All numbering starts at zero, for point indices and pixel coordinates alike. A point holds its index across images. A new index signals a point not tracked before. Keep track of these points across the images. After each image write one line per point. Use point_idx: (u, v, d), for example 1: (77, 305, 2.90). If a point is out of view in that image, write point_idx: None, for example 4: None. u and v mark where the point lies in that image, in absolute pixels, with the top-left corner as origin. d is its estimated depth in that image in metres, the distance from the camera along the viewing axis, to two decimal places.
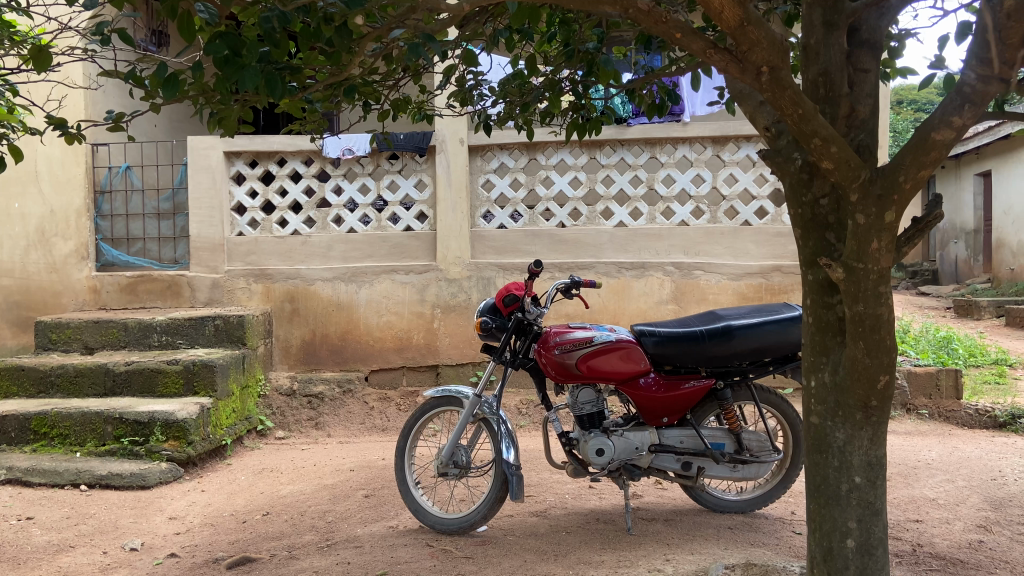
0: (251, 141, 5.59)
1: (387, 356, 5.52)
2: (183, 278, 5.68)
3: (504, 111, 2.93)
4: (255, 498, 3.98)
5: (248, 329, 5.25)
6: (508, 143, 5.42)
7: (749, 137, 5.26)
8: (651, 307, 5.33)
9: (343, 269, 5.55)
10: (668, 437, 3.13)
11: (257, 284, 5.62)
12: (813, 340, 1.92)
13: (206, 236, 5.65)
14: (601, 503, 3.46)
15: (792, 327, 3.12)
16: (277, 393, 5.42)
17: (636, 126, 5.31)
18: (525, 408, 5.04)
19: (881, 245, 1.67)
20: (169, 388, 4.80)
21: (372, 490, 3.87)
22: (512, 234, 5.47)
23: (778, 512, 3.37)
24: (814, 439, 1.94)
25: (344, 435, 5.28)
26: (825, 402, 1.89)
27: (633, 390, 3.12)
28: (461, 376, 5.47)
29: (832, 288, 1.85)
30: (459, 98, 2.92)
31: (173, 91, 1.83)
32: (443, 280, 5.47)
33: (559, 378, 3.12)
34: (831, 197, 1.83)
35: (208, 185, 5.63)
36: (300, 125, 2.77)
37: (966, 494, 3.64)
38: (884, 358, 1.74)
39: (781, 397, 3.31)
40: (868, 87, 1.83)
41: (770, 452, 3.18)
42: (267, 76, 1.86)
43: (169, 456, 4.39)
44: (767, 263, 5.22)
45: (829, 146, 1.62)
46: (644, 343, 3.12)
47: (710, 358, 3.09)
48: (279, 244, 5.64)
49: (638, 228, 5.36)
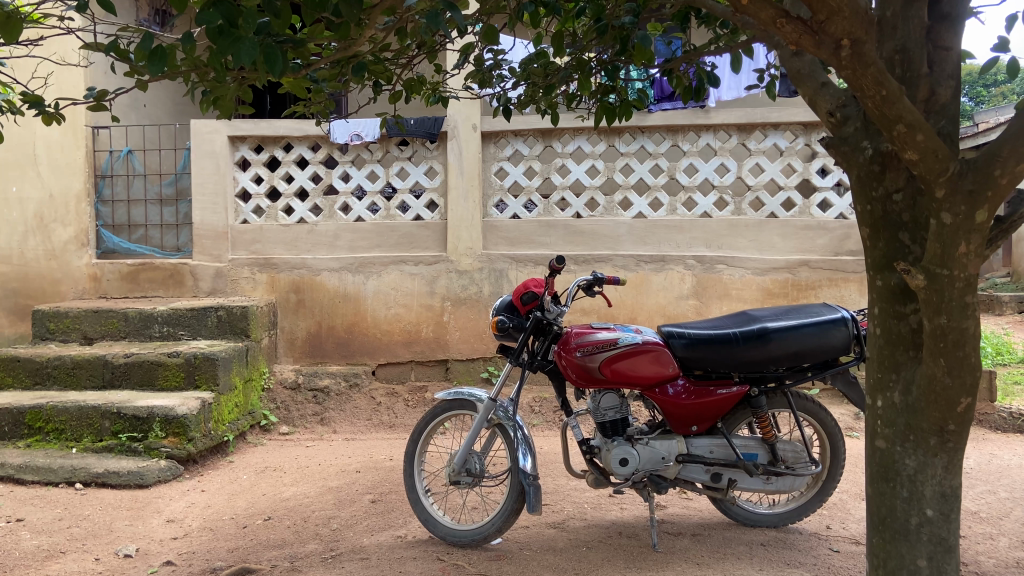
0: (256, 125, 5.38)
1: (395, 349, 5.32)
2: (186, 266, 5.48)
3: (526, 94, 2.69)
4: (256, 500, 3.79)
5: (252, 321, 5.05)
6: (525, 129, 5.19)
7: (777, 124, 5.00)
8: (671, 302, 5.10)
9: (350, 260, 5.34)
10: (697, 447, 2.92)
11: (262, 274, 5.42)
12: (881, 355, 1.72)
13: (209, 223, 5.45)
14: (622, 515, 3.26)
15: (832, 330, 2.91)
16: (282, 387, 5.24)
17: (657, 113, 5.07)
18: (537, 405, 4.83)
19: (970, 250, 1.45)
20: (169, 381, 4.61)
21: (380, 495, 3.67)
22: (526, 225, 5.24)
23: (812, 527, 3.16)
24: (880, 465, 1.74)
25: (350, 432, 5.09)
26: (894, 425, 1.69)
27: (659, 396, 2.89)
28: (471, 372, 5.26)
29: (905, 296, 1.64)
30: (478, 79, 2.65)
31: (160, 69, 1.63)
32: (454, 272, 5.25)
33: (581, 382, 2.90)
34: (905, 192, 1.62)
35: (212, 170, 5.43)
36: (305, 106, 2.55)
37: (1010, 508, 3.41)
38: (967, 378, 1.52)
39: (818, 404, 3.10)
40: (950, 67, 1.60)
41: (806, 463, 2.98)
42: (266, 51, 1.63)
43: (168, 453, 4.21)
44: (793, 257, 4.98)
45: (914, 134, 1.40)
46: (673, 346, 2.90)
47: (743, 363, 2.86)
48: (284, 233, 5.43)
49: (658, 220, 5.12)
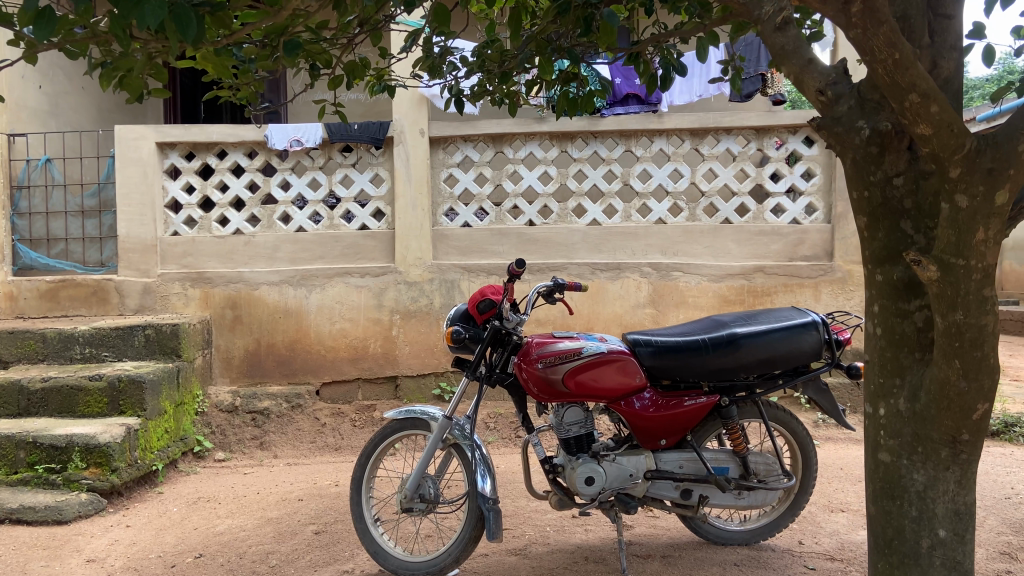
0: (187, 130, 5.06)
1: (341, 366, 5.03)
2: (111, 282, 5.09)
3: (480, 84, 2.47)
4: (187, 535, 3.45)
5: (184, 340, 4.71)
6: (474, 134, 4.99)
7: (730, 129, 4.89)
8: (627, 311, 4.93)
9: (291, 272, 5.05)
10: (666, 462, 2.73)
11: (194, 289, 5.08)
12: (885, 358, 1.76)
13: (136, 236, 5.09)
14: (587, 537, 3.05)
15: (802, 334, 2.75)
16: (217, 410, 4.90)
17: (609, 118, 4.91)
18: (492, 421, 4.60)
19: (988, 237, 1.38)
20: (91, 407, 4.24)
21: (324, 525, 3.38)
22: (477, 233, 5.03)
23: (785, 543, 3.00)
24: (887, 481, 1.77)
25: (291, 456, 4.77)
26: (901, 436, 1.73)
27: (625, 409, 2.69)
28: (422, 389, 5.00)
29: (910, 293, 1.67)
30: (427, 66, 2.39)
31: (49, 34, 1.38)
32: (402, 283, 5.00)
33: (543, 396, 2.68)
34: (906, 175, 1.63)
35: (139, 179, 5.08)
36: (232, 94, 2.30)
37: (982, 516, 3.29)
38: (985, 382, 1.48)
39: (790, 413, 2.94)
40: (952, 37, 1.59)
41: (779, 476, 2.81)
42: (176, 12, 1.37)
43: (90, 485, 3.84)
44: (749, 263, 4.87)
45: (928, 104, 1.34)
46: (640, 355, 2.71)
47: (713, 372, 2.69)
48: (219, 245, 5.12)
49: (613, 227, 4.95)
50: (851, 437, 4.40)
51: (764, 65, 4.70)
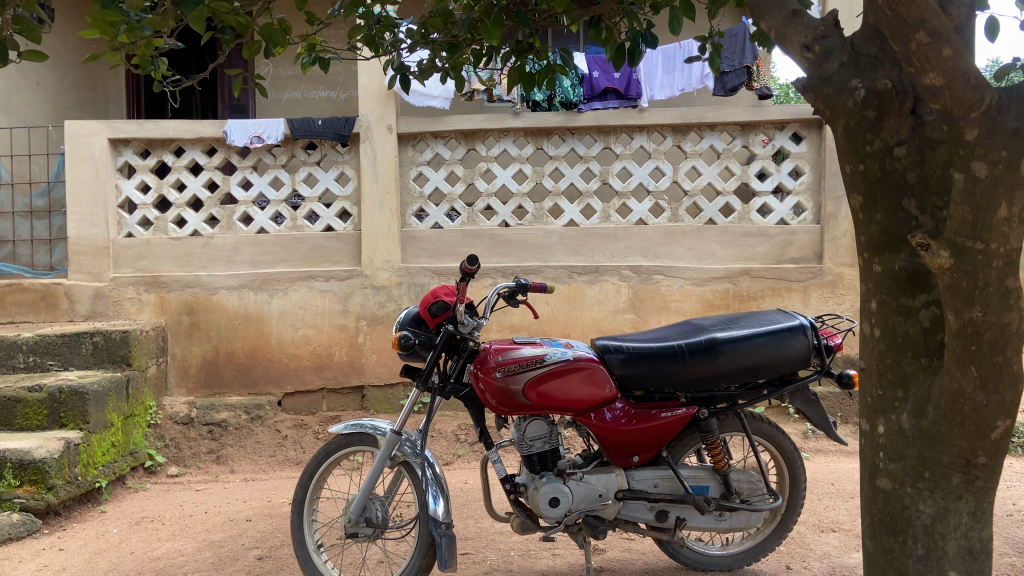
0: (141, 126, 4.79)
1: (304, 376, 4.75)
2: (60, 287, 4.79)
3: (428, 59, 2.24)
4: (121, 561, 3.15)
5: (135, 348, 4.42)
6: (444, 130, 4.74)
7: (713, 124, 4.65)
8: (606, 317, 4.67)
9: (251, 276, 4.77)
10: (639, 481, 2.47)
11: (149, 294, 4.80)
12: (884, 366, 1.63)
13: (87, 237, 4.80)
14: (555, 562, 2.79)
15: (788, 340, 2.50)
16: (171, 422, 4.61)
17: (587, 113, 4.66)
18: (462, 434, 4.32)
19: (1011, 215, 1.28)
20: (30, 421, 3.94)
21: (269, 550, 3.10)
22: (448, 235, 4.77)
23: (771, 570, 2.74)
24: (886, 516, 1.64)
25: (249, 471, 4.47)
26: (904, 460, 1.60)
27: (593, 422, 2.43)
28: (390, 399, 4.73)
29: (912, 286, 1.54)
30: (364, 38, 2.17)
31: None
32: (369, 288, 4.73)
33: (501, 409, 2.41)
34: (909, 145, 1.49)
35: (90, 177, 4.79)
36: (141, 69, 2.15)
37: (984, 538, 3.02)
38: (1006, 394, 1.38)
39: (775, 426, 2.68)
40: None
41: (764, 496, 2.56)
42: None
43: (24, 505, 3.53)
44: (734, 266, 4.62)
45: (941, 46, 1.27)
46: (609, 363, 2.44)
47: (691, 382, 2.43)
48: (175, 247, 4.84)
49: (590, 228, 4.70)
50: (842, 449, 4.15)
51: (749, 56, 4.48)
